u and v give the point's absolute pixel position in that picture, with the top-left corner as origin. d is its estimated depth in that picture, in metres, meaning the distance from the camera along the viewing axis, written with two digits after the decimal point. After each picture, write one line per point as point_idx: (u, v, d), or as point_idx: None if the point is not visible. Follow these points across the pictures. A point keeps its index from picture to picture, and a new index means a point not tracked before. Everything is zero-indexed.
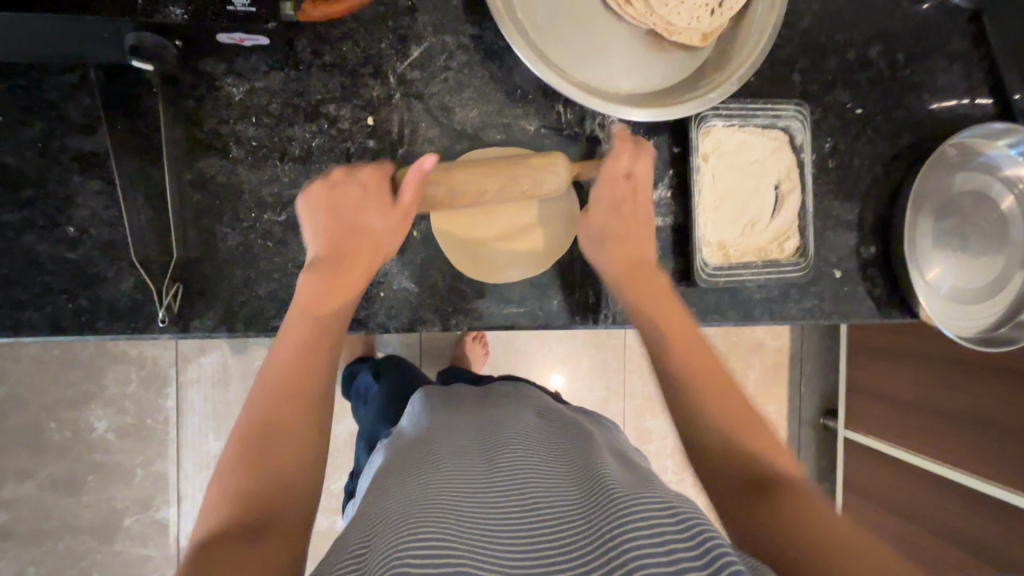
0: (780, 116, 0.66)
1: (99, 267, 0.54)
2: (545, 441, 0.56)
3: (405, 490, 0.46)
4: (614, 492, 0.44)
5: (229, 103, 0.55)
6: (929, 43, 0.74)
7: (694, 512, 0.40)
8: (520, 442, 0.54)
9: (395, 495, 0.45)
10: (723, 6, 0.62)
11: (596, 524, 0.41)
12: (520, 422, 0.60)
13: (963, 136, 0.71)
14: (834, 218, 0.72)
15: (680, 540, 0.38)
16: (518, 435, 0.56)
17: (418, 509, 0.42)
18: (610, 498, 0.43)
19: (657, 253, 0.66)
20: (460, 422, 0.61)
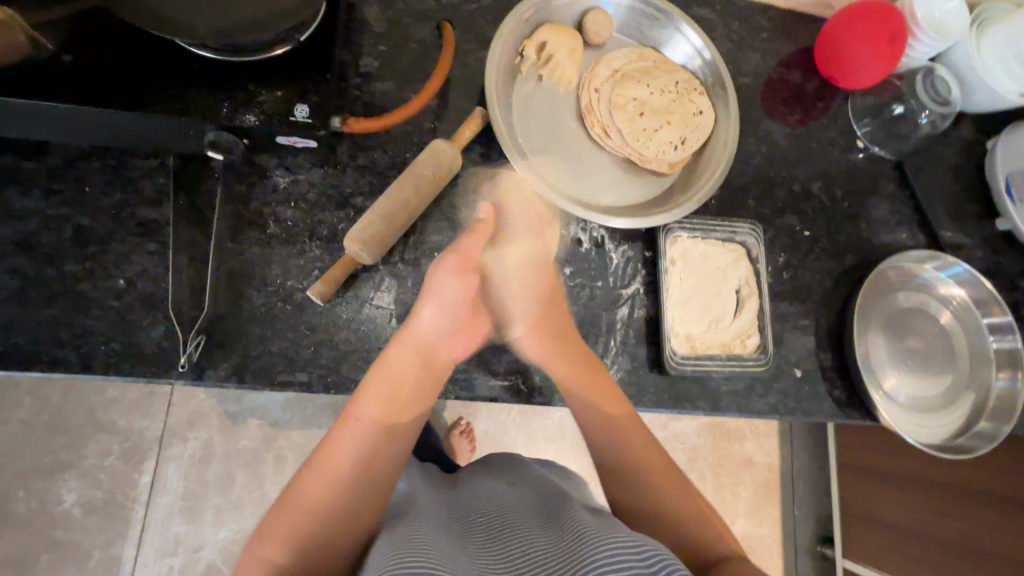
0: (737, 232, 0.79)
1: (137, 316, 0.61)
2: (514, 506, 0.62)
3: (392, 539, 0.50)
4: (586, 537, 0.49)
5: (274, 189, 0.67)
6: (863, 183, 0.89)
7: (659, 549, 0.45)
8: (490, 517, 0.59)
9: (382, 542, 0.51)
10: (687, 143, 0.77)
11: (569, 560, 0.47)
12: (502, 500, 0.64)
13: (895, 261, 0.82)
14: (792, 322, 0.80)
15: (640, 562, 0.43)
16: (486, 510, 0.61)
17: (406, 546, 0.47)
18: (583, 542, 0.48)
19: (629, 342, 0.73)
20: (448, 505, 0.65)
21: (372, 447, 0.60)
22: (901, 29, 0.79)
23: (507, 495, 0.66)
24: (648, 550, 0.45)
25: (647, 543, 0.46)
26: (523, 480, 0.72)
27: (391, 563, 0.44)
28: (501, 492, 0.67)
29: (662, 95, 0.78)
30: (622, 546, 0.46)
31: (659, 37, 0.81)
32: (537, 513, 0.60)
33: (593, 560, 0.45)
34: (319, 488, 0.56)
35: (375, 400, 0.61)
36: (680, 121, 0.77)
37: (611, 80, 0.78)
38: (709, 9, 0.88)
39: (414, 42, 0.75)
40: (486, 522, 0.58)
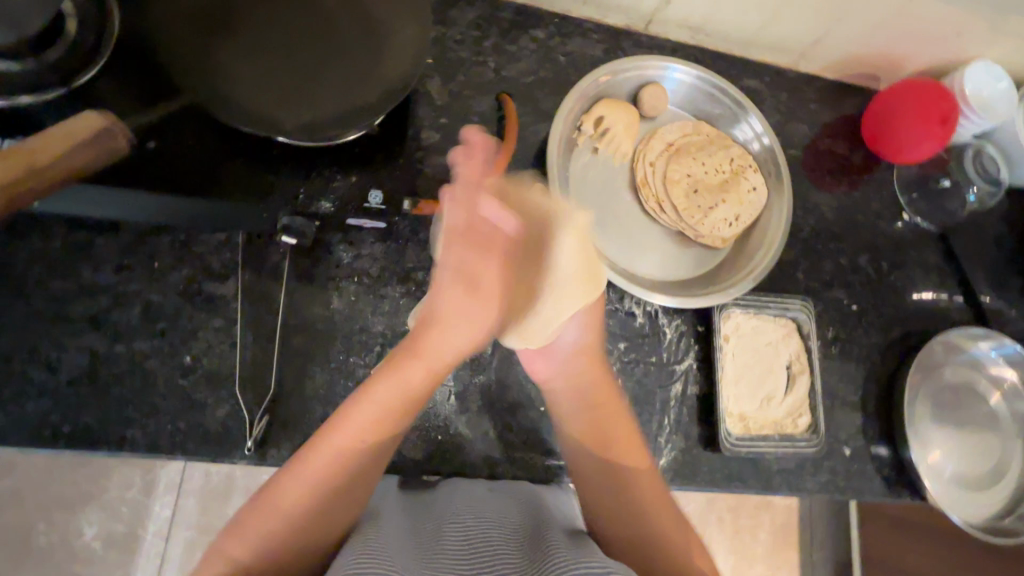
0: (789, 308, 0.79)
1: (203, 394, 0.61)
2: (500, 519, 0.56)
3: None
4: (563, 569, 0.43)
5: (338, 264, 0.67)
6: (908, 255, 0.89)
7: None
8: (467, 528, 0.54)
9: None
10: (740, 220, 0.78)
11: None
12: (486, 525, 0.54)
13: (950, 336, 0.82)
14: (840, 398, 0.80)
15: None
16: (467, 534, 0.53)
17: None
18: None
19: (683, 420, 0.73)
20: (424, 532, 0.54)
21: (353, 471, 0.53)
22: (954, 109, 0.81)
23: (490, 515, 0.56)
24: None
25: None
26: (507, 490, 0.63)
27: None
28: (484, 512, 0.57)
29: (717, 171, 0.78)
30: None
31: (712, 112, 0.83)
32: (521, 528, 0.55)
33: None
34: (283, 501, 0.50)
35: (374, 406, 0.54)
36: (735, 197, 0.78)
37: (666, 154, 0.79)
38: (758, 81, 0.89)
39: (474, 115, 0.76)
40: (465, 557, 0.49)
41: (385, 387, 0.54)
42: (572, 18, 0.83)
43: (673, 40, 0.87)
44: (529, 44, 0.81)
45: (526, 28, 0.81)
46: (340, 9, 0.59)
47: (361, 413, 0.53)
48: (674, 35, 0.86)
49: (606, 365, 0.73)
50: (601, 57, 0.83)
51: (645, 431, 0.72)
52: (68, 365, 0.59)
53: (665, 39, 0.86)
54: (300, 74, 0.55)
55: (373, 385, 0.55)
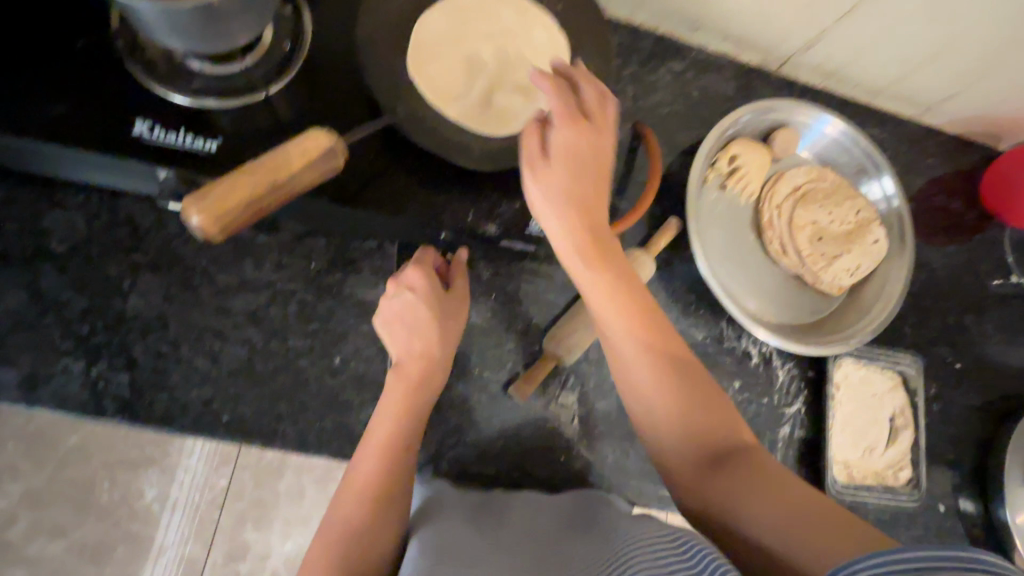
0: (898, 361, 0.80)
1: (349, 395, 0.64)
2: (549, 517, 0.58)
3: None
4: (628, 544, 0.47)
5: (478, 280, 0.70)
6: (1011, 318, 0.89)
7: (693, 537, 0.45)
8: (524, 529, 0.55)
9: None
10: (861, 271, 0.79)
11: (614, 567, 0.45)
12: (542, 527, 0.56)
13: None
14: (936, 455, 0.81)
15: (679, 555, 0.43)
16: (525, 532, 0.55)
17: None
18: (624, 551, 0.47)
19: (789, 463, 0.75)
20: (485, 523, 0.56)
21: (392, 469, 0.53)
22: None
23: (545, 514, 0.59)
24: (689, 549, 0.44)
25: (692, 542, 0.45)
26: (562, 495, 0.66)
27: None
28: (539, 512, 0.59)
29: (843, 221, 0.79)
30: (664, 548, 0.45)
31: (839, 161, 0.84)
32: (568, 521, 0.58)
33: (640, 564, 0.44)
34: (343, 516, 0.51)
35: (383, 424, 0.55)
36: (859, 249, 0.78)
37: (792, 198, 0.80)
38: (880, 130, 0.90)
39: (610, 143, 0.78)
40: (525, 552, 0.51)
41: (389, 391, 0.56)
42: (708, 54, 0.84)
43: (802, 83, 0.87)
44: (665, 76, 0.82)
45: (665, 60, 0.82)
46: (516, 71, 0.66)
47: (381, 432, 0.54)
48: (805, 78, 0.87)
49: None
50: (733, 95, 0.84)
51: None
52: (229, 356, 0.62)
53: (794, 81, 0.87)
54: (473, 110, 0.63)
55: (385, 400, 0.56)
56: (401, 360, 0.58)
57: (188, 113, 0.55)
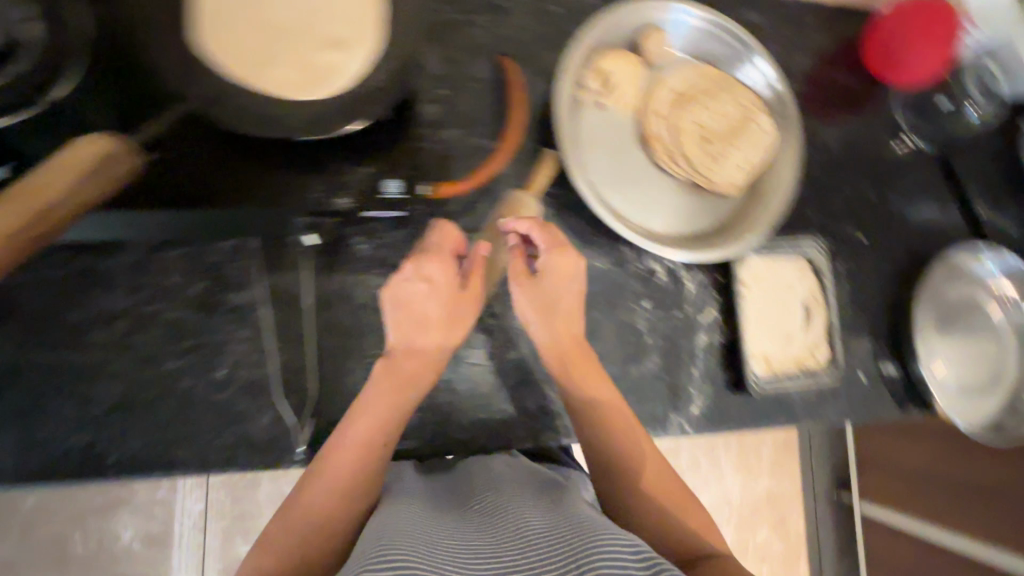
0: (803, 247, 0.81)
1: (245, 406, 0.60)
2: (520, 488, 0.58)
3: (391, 530, 0.45)
4: (590, 530, 0.45)
5: (358, 258, 0.66)
6: (910, 182, 0.90)
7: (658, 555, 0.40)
8: (492, 501, 0.55)
9: (385, 527, 0.47)
10: (754, 164, 0.77)
11: (568, 546, 0.43)
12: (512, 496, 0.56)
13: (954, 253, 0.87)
14: (853, 328, 0.83)
15: (633, 562, 0.40)
16: (492, 503, 0.55)
17: (393, 543, 0.42)
18: (583, 533, 0.44)
19: (712, 369, 0.76)
20: (460, 504, 0.57)
21: (370, 446, 0.54)
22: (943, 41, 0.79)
23: (518, 486, 0.59)
24: (657, 563, 0.40)
25: (659, 559, 0.40)
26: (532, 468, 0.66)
27: (377, 557, 0.39)
28: (516, 484, 0.59)
29: (726, 116, 0.77)
30: (619, 547, 0.41)
31: (716, 53, 0.80)
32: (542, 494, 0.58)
33: (594, 548, 0.41)
34: (312, 490, 0.53)
35: (359, 423, 0.55)
36: (747, 142, 0.76)
37: (673, 102, 0.77)
38: (758, 13, 0.86)
39: (473, 81, 0.72)
40: (491, 520, 0.52)
41: (374, 389, 0.56)
42: None
43: None
44: None
45: None
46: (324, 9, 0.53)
47: (368, 417, 0.55)
48: None
49: (633, 325, 0.74)
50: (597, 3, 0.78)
51: (677, 384, 0.74)
52: (103, 396, 0.57)
53: None
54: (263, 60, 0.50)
55: (375, 394, 0.56)
56: (393, 353, 0.57)
57: (10, 148, 0.55)
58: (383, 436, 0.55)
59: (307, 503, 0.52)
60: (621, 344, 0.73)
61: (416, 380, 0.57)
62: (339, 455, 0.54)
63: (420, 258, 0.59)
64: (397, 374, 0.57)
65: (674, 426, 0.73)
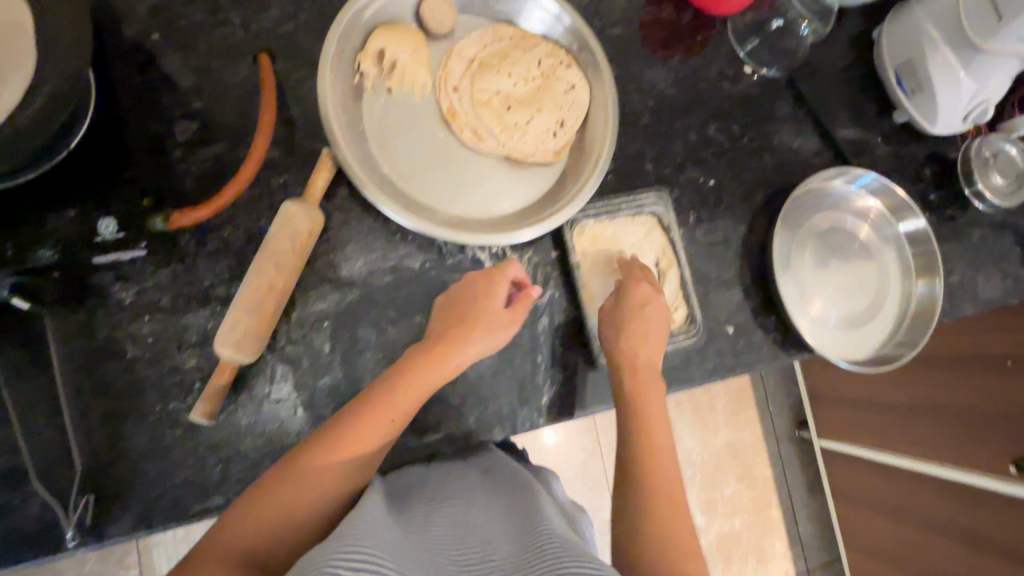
0: (643, 204, 0.74)
1: (5, 497, 0.54)
2: (488, 500, 0.54)
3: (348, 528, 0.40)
4: (557, 546, 0.41)
5: (120, 308, 0.59)
6: (759, 113, 0.84)
7: None
8: (456, 512, 0.51)
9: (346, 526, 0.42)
10: (565, 125, 0.71)
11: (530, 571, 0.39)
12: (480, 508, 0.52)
13: (816, 179, 0.80)
14: (714, 279, 0.78)
15: None
16: (456, 514, 0.51)
17: (350, 542, 0.37)
18: (550, 550, 0.41)
19: (561, 352, 0.70)
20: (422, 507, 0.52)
21: (345, 461, 0.52)
22: None
23: (488, 495, 0.55)
24: None
25: None
26: (497, 471, 0.61)
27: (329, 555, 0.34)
28: (485, 493, 0.55)
29: (527, 79, 0.71)
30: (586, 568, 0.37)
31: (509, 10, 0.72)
32: (510, 502, 0.54)
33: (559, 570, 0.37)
34: (259, 501, 0.48)
35: (340, 435, 0.52)
36: (551, 104, 0.71)
37: (468, 73, 0.70)
38: None
39: (231, 89, 0.65)
40: (455, 533, 0.48)
41: (411, 387, 0.56)
42: None
43: None
44: None
45: None
46: None
47: (334, 439, 0.52)
48: None
49: None
50: None
51: (522, 376, 0.69)
52: None
53: None
54: None
55: (397, 395, 0.55)
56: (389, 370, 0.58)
57: None
58: (356, 457, 0.52)
59: (243, 516, 0.48)
60: None
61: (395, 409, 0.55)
62: (298, 467, 0.50)
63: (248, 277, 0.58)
64: (385, 393, 0.55)
65: (524, 423, 0.68)
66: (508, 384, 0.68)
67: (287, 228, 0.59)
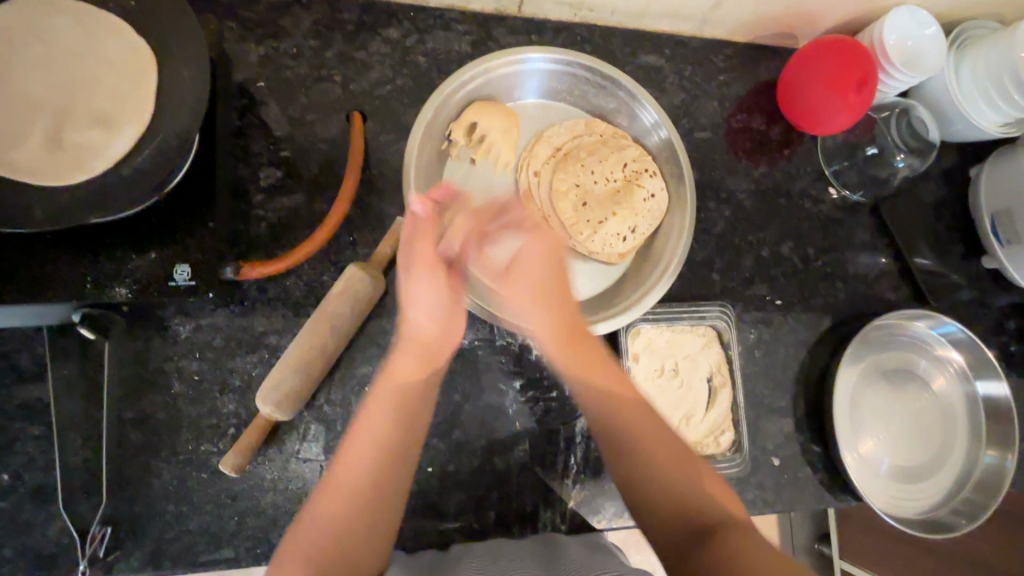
0: (706, 316, 0.72)
1: (29, 513, 0.54)
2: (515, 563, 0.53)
3: None
4: None
5: (175, 341, 0.59)
6: (837, 237, 0.81)
7: None
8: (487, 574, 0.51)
9: None
10: (637, 231, 0.70)
11: None
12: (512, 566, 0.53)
13: (893, 317, 0.76)
14: (766, 406, 0.74)
15: None
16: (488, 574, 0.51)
17: None
18: None
19: (596, 455, 0.67)
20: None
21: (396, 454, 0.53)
22: (866, 87, 0.70)
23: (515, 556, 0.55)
24: None
25: None
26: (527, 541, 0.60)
27: None
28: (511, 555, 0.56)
29: (609, 179, 0.70)
30: None
31: (607, 107, 0.74)
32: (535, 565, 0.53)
33: None
34: (327, 504, 0.49)
35: (374, 426, 0.52)
36: (628, 208, 0.69)
37: (552, 162, 0.71)
38: (657, 56, 0.79)
39: (323, 142, 0.67)
40: None
41: (397, 416, 0.54)
42: (429, 9, 0.72)
43: (554, 19, 0.76)
44: (381, 47, 0.70)
45: (376, 28, 0.70)
46: (89, 76, 0.48)
47: (374, 419, 0.53)
48: (555, 14, 0.75)
49: (501, 409, 0.66)
50: (469, 53, 0.72)
51: (550, 476, 0.66)
52: None
53: (544, 19, 0.75)
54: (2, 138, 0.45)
55: (418, 358, 0.57)
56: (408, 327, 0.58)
57: None
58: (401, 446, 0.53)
59: (311, 520, 0.49)
60: (485, 432, 0.66)
61: (416, 362, 0.57)
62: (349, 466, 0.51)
63: (322, 305, 0.59)
64: (412, 358, 0.57)
65: (545, 524, 0.65)
66: (534, 482, 0.66)
67: (352, 285, 0.59)
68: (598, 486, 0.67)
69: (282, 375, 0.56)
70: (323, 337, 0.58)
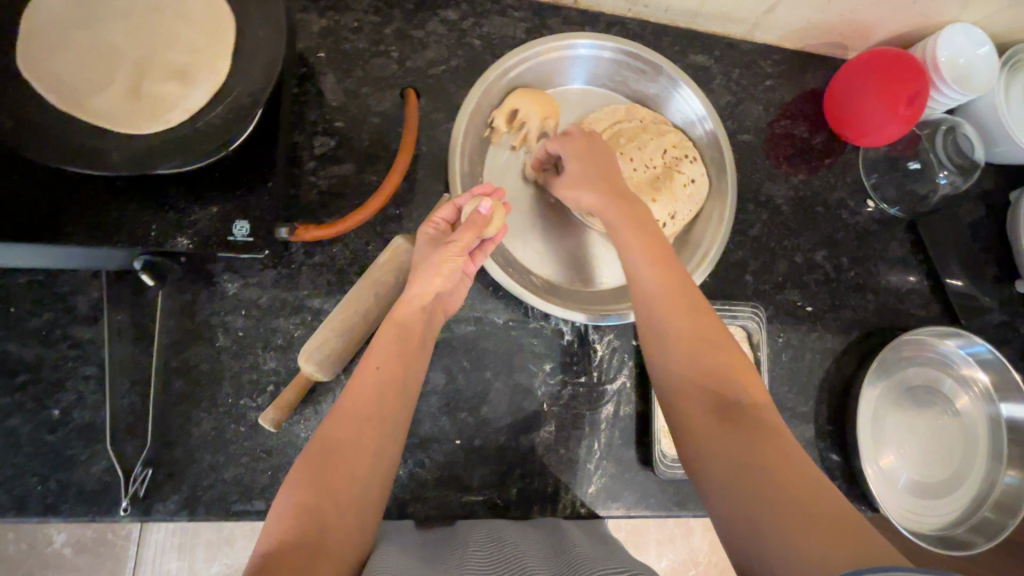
0: (738, 315, 0.73)
1: (75, 449, 0.56)
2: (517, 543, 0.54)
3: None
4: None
5: (223, 297, 0.61)
6: (871, 250, 0.82)
7: None
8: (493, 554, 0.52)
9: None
10: (676, 218, 0.70)
11: None
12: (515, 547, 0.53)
13: (919, 332, 0.76)
14: (789, 410, 0.75)
15: None
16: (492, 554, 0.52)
17: None
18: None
19: (619, 441, 0.68)
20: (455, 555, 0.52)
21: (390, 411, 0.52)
22: (919, 99, 0.70)
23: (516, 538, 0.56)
24: None
25: None
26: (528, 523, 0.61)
27: None
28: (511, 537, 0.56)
29: (649, 165, 0.71)
30: None
31: (649, 93, 0.76)
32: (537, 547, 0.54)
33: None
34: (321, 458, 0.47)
35: (366, 389, 0.52)
36: (669, 195, 0.70)
37: None
38: (707, 57, 0.80)
39: (376, 116, 0.68)
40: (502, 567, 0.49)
41: (386, 379, 0.53)
42: None
43: (609, 13, 0.77)
44: (438, 28, 0.71)
45: (435, 9, 0.71)
46: (173, 35, 0.51)
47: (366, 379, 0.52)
48: (609, 8, 0.76)
49: (529, 390, 0.68)
50: (523, 40, 0.73)
51: (572, 459, 0.67)
52: None
53: (598, 12, 0.76)
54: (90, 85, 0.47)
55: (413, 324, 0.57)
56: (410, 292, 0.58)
57: None
58: (393, 404, 0.52)
59: (300, 481, 0.46)
60: (512, 410, 0.67)
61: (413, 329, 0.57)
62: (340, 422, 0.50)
63: (372, 271, 0.60)
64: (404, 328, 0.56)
65: (566, 505, 0.66)
66: (557, 463, 0.67)
67: (398, 254, 0.61)
68: (618, 473, 0.68)
69: (324, 338, 0.57)
70: (361, 300, 0.59)
